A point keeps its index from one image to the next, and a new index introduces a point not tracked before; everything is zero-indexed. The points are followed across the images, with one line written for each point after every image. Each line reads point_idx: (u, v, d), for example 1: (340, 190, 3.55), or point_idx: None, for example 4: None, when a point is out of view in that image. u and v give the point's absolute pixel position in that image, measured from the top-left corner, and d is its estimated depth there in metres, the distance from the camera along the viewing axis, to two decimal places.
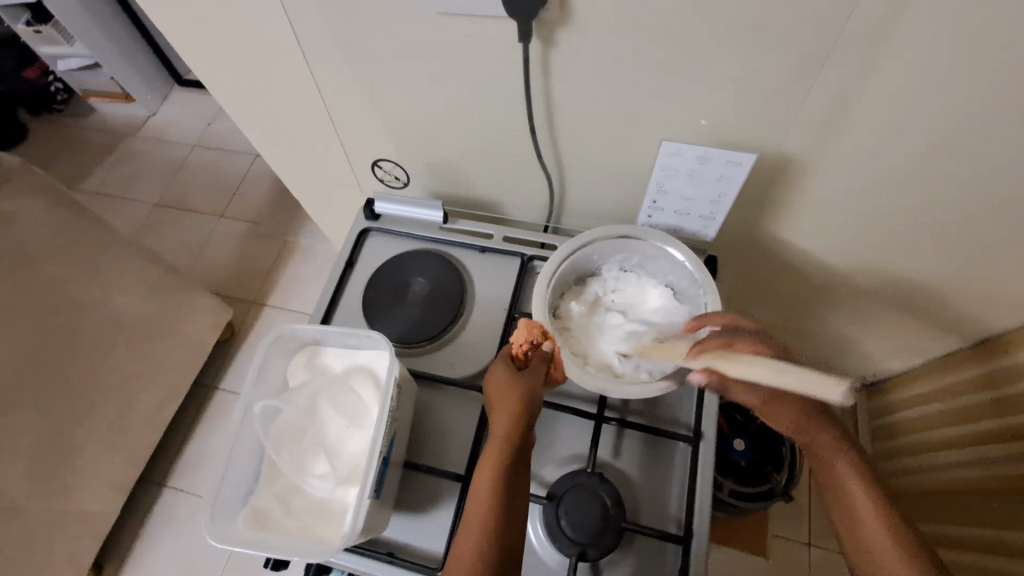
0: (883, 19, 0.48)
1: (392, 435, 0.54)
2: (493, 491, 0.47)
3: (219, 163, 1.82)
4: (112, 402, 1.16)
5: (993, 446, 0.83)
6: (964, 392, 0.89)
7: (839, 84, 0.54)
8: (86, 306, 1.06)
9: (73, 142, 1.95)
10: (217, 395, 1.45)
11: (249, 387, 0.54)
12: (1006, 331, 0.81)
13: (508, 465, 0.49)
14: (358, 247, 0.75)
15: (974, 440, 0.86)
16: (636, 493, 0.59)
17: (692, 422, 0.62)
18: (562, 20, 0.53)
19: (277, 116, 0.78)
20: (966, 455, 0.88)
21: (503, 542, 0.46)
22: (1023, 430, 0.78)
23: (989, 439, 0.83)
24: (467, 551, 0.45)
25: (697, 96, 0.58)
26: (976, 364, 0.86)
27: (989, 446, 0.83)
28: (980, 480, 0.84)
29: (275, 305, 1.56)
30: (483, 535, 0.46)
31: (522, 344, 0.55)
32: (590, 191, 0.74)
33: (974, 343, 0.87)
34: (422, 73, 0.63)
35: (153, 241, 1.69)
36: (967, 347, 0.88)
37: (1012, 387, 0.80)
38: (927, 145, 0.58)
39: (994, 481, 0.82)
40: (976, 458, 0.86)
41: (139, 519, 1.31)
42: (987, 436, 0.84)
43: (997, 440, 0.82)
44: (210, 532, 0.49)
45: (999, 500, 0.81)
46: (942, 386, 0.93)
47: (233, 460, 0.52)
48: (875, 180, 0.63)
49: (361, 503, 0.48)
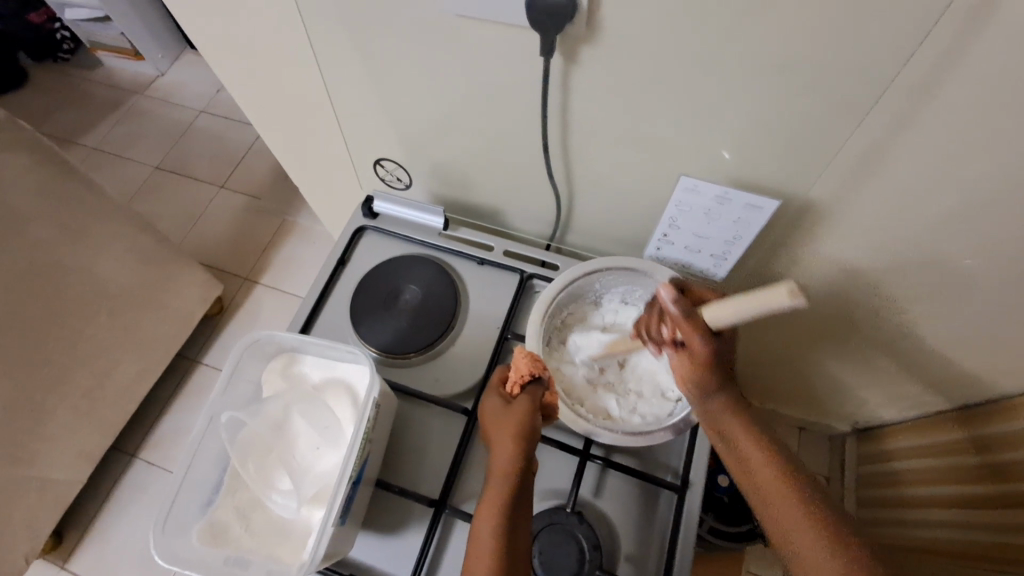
0: (929, 73, 0.45)
1: (366, 457, 0.51)
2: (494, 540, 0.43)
3: (224, 132, 1.78)
4: (87, 368, 1.13)
5: (973, 511, 0.80)
6: (948, 453, 0.87)
7: (873, 135, 0.51)
8: (68, 271, 1.03)
9: (77, 94, 1.90)
10: (198, 369, 1.42)
11: (217, 394, 0.51)
12: (999, 398, 0.79)
13: (509, 509, 0.45)
14: (352, 245, 0.72)
15: (953, 502, 0.84)
16: (614, 537, 0.57)
17: (681, 468, 0.59)
18: (589, 36, 0.50)
19: (280, 100, 0.74)
20: (940, 517, 0.85)
21: None
22: (1004, 498, 0.75)
23: (966, 503, 0.81)
24: None
25: (722, 131, 0.54)
26: (961, 429, 0.84)
27: (971, 510, 0.80)
28: (954, 542, 0.82)
29: (267, 285, 1.53)
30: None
31: (520, 374, 0.51)
32: (599, 213, 0.71)
33: (959, 407, 0.85)
34: (435, 74, 0.60)
35: (148, 205, 1.65)
36: (953, 410, 0.86)
37: (1000, 454, 0.77)
38: (957, 207, 0.55)
39: (963, 545, 0.80)
40: (948, 518, 0.84)
41: (107, 488, 1.29)
42: (968, 501, 0.81)
43: (976, 504, 0.80)
44: (158, 546, 0.46)
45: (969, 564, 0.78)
46: (926, 443, 0.91)
47: (193, 469, 0.49)
48: (897, 235, 0.61)
49: (324, 531, 0.46)
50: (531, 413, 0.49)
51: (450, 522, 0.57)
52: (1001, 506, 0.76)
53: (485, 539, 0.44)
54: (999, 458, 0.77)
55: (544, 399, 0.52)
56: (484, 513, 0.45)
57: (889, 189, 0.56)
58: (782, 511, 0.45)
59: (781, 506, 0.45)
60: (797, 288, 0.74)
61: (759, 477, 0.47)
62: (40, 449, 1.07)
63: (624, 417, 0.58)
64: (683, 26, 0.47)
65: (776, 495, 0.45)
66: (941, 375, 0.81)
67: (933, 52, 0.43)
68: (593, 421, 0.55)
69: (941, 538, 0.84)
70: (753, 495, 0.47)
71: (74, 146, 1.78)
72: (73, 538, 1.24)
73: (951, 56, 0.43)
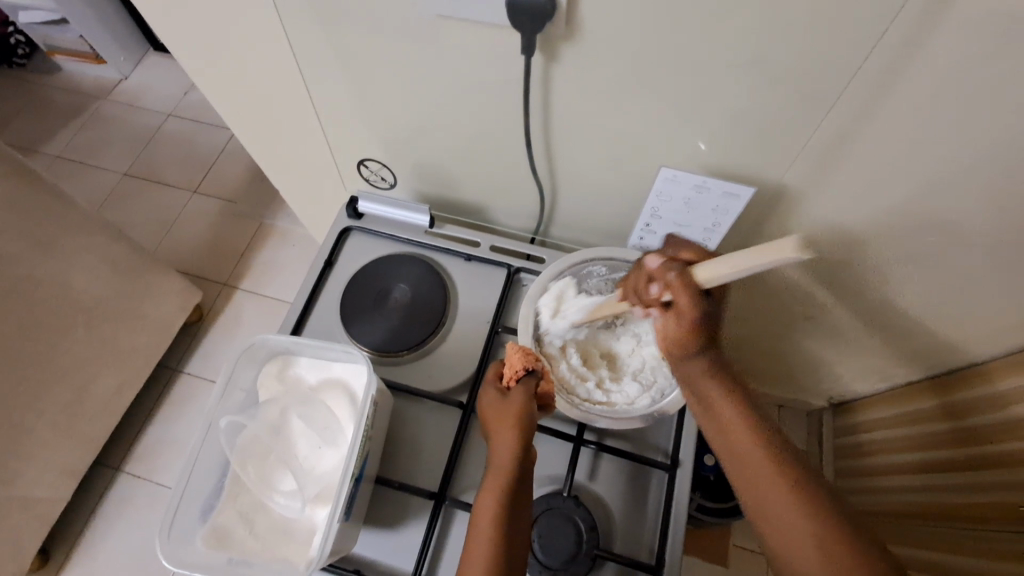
0: (888, 67, 0.48)
1: (367, 453, 0.52)
2: (500, 524, 0.45)
3: (195, 135, 1.74)
4: (65, 383, 1.10)
5: (937, 476, 0.84)
6: (926, 421, 0.89)
7: (841, 125, 0.53)
8: (42, 285, 1.01)
9: (36, 100, 1.83)
10: (181, 378, 1.40)
11: (214, 401, 0.51)
12: (979, 363, 0.81)
13: (514, 502, 0.46)
14: (338, 246, 0.72)
15: (925, 469, 0.87)
16: (609, 518, 0.59)
17: (670, 449, 0.62)
18: (568, 36, 0.51)
19: (260, 106, 0.74)
20: (909, 481, 0.90)
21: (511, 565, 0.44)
22: (994, 458, 0.76)
23: (933, 466, 0.85)
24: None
25: (698, 124, 0.57)
26: (934, 397, 0.87)
27: (933, 474, 0.85)
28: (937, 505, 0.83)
29: (248, 289, 1.51)
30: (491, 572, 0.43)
31: (514, 369, 0.53)
32: (583, 206, 0.73)
33: (934, 374, 0.88)
34: (414, 75, 0.60)
35: (119, 214, 1.61)
36: (929, 379, 0.89)
37: (977, 420, 0.79)
38: (917, 190, 0.58)
39: (923, 506, 0.85)
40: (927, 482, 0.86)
41: (91, 503, 1.26)
42: (934, 462, 0.85)
43: (944, 467, 0.83)
44: (164, 553, 0.47)
45: (941, 524, 0.82)
46: (902, 413, 0.94)
47: (195, 474, 0.50)
48: (865, 218, 0.64)
49: (329, 528, 0.46)
50: (528, 406, 0.51)
51: (449, 514, 0.58)
52: (962, 470, 0.80)
53: (486, 529, 0.45)
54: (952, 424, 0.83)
55: (539, 389, 0.53)
56: (487, 503, 0.46)
57: (854, 174, 0.58)
58: (772, 503, 0.43)
59: (744, 444, 0.46)
60: (772, 270, 0.77)
61: (730, 428, 0.47)
62: (20, 468, 1.05)
63: (641, 397, 0.59)
64: (658, 25, 0.48)
65: (746, 446, 0.46)
66: (907, 348, 0.85)
67: (892, 44, 0.46)
68: (585, 410, 0.57)
69: (912, 502, 0.88)
70: (742, 482, 0.46)
71: (35, 155, 1.72)
72: (59, 557, 1.21)
73: (909, 48, 0.46)
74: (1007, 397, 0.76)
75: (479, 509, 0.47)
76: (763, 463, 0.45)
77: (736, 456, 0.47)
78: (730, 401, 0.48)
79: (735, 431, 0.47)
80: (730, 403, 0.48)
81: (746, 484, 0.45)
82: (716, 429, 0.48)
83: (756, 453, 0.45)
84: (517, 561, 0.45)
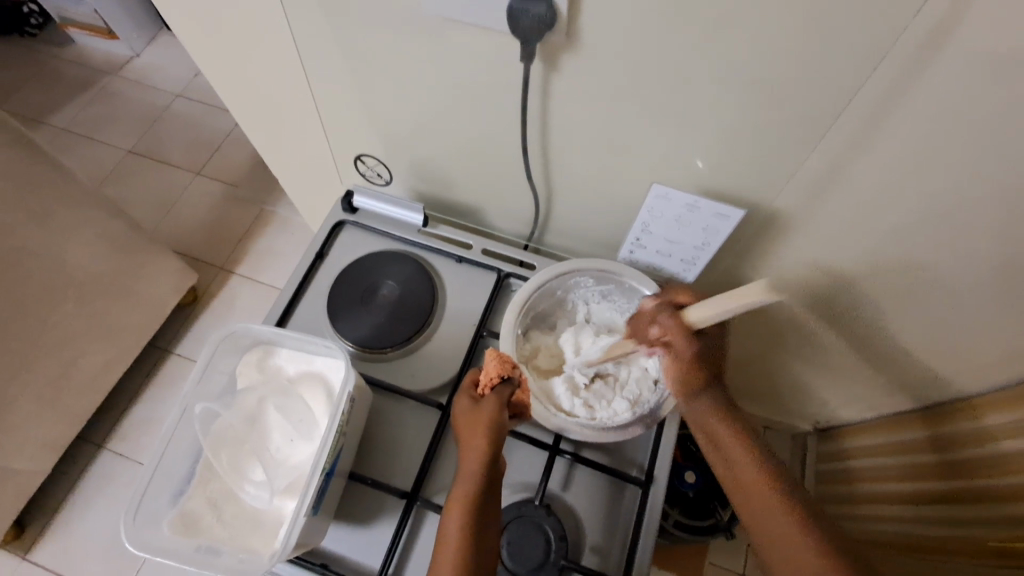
0: (883, 98, 0.48)
1: (340, 448, 0.52)
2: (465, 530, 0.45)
3: (201, 118, 1.74)
4: (52, 355, 1.10)
5: (924, 506, 0.82)
6: (910, 451, 0.87)
7: (834, 152, 0.54)
8: (35, 256, 1.01)
9: (46, 71, 1.83)
10: (170, 359, 1.40)
11: (190, 386, 0.52)
12: (970, 396, 0.78)
13: (479, 510, 0.46)
14: (331, 239, 0.73)
15: (912, 499, 0.84)
16: (580, 529, 0.59)
17: (646, 464, 0.62)
18: (569, 45, 0.51)
19: (261, 95, 0.74)
20: (897, 510, 0.86)
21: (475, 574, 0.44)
22: (982, 493, 0.73)
23: (920, 499, 0.83)
24: None
25: (694, 143, 0.57)
26: (924, 428, 0.85)
27: (919, 506, 0.83)
28: (923, 537, 0.80)
29: (243, 274, 1.51)
30: None
31: (490, 376, 0.53)
32: (577, 216, 0.73)
33: (930, 406, 0.85)
34: (416, 73, 0.60)
35: (120, 191, 1.61)
36: (922, 409, 0.86)
37: (963, 452, 0.77)
38: (909, 222, 0.58)
39: (902, 538, 0.83)
40: (910, 513, 0.84)
41: (70, 479, 1.26)
42: (920, 496, 0.83)
43: (928, 499, 0.81)
44: (128, 535, 0.46)
45: (919, 556, 0.79)
46: (890, 441, 0.92)
47: (166, 458, 0.50)
48: (856, 245, 0.64)
49: (295, 521, 0.46)
50: (501, 414, 0.51)
51: (421, 514, 0.58)
52: (947, 505, 0.78)
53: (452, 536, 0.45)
54: (938, 457, 0.81)
55: (514, 397, 0.53)
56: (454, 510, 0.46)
57: (847, 201, 0.58)
58: (784, 548, 0.43)
59: (755, 482, 0.47)
60: None
61: (740, 467, 0.48)
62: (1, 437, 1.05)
63: (625, 411, 0.59)
64: (659, 40, 0.48)
65: (755, 483, 0.47)
66: (893, 378, 0.85)
67: (888, 73, 0.46)
68: (564, 419, 0.57)
69: (902, 531, 0.84)
70: (754, 531, 0.46)
71: (41, 126, 1.72)
72: (33, 530, 1.21)
73: (905, 78, 0.46)
74: (1009, 430, 0.71)
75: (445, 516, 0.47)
76: (772, 504, 0.45)
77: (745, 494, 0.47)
78: (745, 446, 0.49)
79: (748, 473, 0.47)
80: (739, 443, 0.49)
81: (760, 534, 0.45)
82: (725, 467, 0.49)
83: (764, 494, 0.46)
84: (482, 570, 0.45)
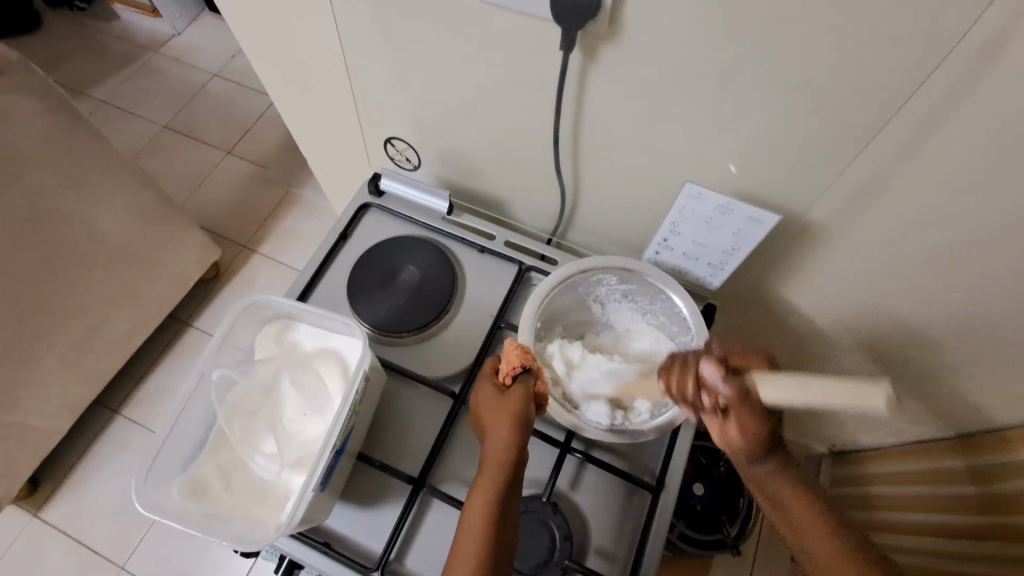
0: (934, 109, 0.46)
1: (351, 427, 0.52)
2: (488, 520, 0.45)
3: (236, 98, 1.77)
4: (77, 320, 1.13)
5: (955, 544, 0.74)
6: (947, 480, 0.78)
7: (878, 163, 0.52)
8: (68, 221, 1.03)
9: (91, 44, 1.89)
10: (188, 332, 1.42)
11: (208, 352, 0.52)
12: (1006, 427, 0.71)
13: (501, 506, 0.45)
14: (355, 221, 0.73)
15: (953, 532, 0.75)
16: (586, 531, 0.58)
17: (658, 470, 0.61)
18: (610, 36, 0.50)
19: (298, 73, 0.74)
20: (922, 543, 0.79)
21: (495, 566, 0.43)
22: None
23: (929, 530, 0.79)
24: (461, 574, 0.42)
25: (731, 144, 0.55)
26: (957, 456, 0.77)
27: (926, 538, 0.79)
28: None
29: (265, 254, 1.53)
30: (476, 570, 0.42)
31: (512, 366, 0.52)
32: (604, 213, 0.72)
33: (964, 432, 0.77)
34: (453, 59, 0.60)
35: (153, 164, 1.65)
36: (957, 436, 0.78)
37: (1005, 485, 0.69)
38: (951, 243, 0.56)
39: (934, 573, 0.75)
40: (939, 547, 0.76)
41: (85, 441, 1.29)
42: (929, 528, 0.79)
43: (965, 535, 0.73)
44: (138, 495, 0.47)
45: None
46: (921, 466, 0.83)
47: (180, 423, 0.50)
48: (893, 264, 0.61)
49: (302, 495, 0.46)
50: (525, 405, 0.50)
51: (426, 501, 0.58)
52: (987, 541, 0.70)
53: (476, 526, 0.44)
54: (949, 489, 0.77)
55: (535, 388, 0.52)
56: (474, 503, 0.46)
57: (886, 216, 0.56)
58: None
59: (821, 547, 0.45)
60: (789, 305, 0.75)
61: (807, 528, 0.47)
62: (23, 395, 1.08)
63: (642, 412, 0.57)
64: (704, 36, 0.47)
65: (824, 548, 0.45)
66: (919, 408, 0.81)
67: (944, 84, 0.44)
68: (578, 415, 0.56)
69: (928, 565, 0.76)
70: None
71: (82, 97, 1.77)
72: (47, 488, 1.24)
73: (962, 90, 0.44)
74: None
75: (468, 507, 0.46)
76: (829, 549, 0.45)
77: (816, 561, 0.45)
78: (809, 505, 0.48)
79: (813, 536, 0.46)
80: (802, 501, 0.48)
81: None
82: (791, 528, 0.48)
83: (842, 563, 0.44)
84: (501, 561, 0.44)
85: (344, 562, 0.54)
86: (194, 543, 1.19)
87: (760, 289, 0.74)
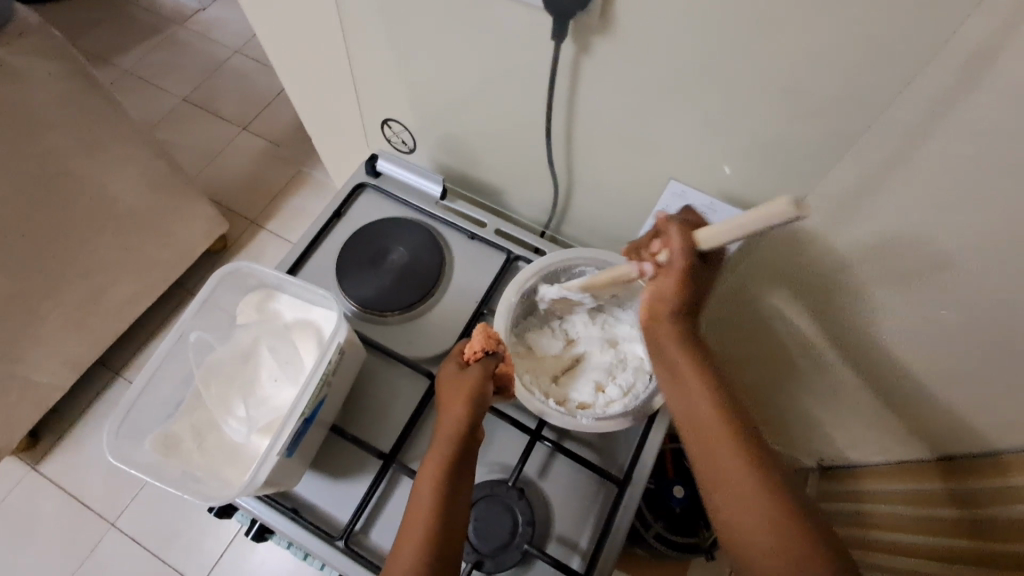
0: (921, 120, 0.45)
1: (322, 398, 0.53)
2: (434, 496, 0.45)
3: (256, 75, 1.79)
4: (83, 280, 1.16)
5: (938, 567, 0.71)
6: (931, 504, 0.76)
7: (866, 171, 0.51)
8: (80, 183, 1.05)
9: (119, 14, 1.92)
10: (191, 301, 1.45)
11: (190, 315, 0.54)
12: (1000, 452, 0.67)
13: (451, 474, 0.47)
14: (350, 200, 0.74)
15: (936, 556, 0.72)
16: (550, 519, 0.58)
17: (626, 465, 0.61)
18: (602, 28, 0.50)
19: (303, 50, 0.75)
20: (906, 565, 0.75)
21: (445, 538, 0.44)
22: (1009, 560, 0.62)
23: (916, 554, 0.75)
24: (409, 547, 0.44)
25: (719, 145, 0.55)
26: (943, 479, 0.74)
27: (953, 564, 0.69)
28: None
29: (272, 230, 1.55)
30: (423, 541, 0.43)
31: (474, 350, 0.53)
32: (596, 208, 0.72)
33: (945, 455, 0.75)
34: (451, 43, 0.61)
35: (170, 135, 1.68)
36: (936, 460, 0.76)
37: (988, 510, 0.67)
38: (939, 258, 0.55)
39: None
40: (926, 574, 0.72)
41: (86, 399, 1.33)
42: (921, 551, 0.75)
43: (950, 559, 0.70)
44: (111, 446, 0.48)
45: None
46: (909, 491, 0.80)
47: (157, 381, 0.52)
48: (881, 278, 0.60)
49: (266, 459, 0.48)
50: (483, 385, 0.51)
51: (395, 477, 0.59)
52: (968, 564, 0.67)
53: (425, 501, 0.45)
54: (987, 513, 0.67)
55: (497, 370, 0.53)
56: (422, 487, 0.46)
57: (873, 227, 0.56)
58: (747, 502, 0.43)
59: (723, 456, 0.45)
60: (777, 313, 0.74)
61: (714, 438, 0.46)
62: (26, 348, 1.11)
63: (616, 404, 0.58)
64: (694, 33, 0.47)
65: (719, 447, 0.46)
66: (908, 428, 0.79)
67: (928, 95, 0.44)
68: (545, 403, 0.56)
69: None
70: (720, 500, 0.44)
71: (107, 65, 1.81)
72: (47, 441, 1.28)
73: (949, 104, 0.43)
74: None
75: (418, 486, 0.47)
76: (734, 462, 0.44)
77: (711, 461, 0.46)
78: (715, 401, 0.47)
79: (716, 444, 0.46)
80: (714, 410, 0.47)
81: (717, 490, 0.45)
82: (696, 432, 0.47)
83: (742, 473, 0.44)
84: (451, 535, 0.45)
85: (309, 530, 0.55)
86: (184, 506, 1.22)
87: (748, 295, 0.74)
